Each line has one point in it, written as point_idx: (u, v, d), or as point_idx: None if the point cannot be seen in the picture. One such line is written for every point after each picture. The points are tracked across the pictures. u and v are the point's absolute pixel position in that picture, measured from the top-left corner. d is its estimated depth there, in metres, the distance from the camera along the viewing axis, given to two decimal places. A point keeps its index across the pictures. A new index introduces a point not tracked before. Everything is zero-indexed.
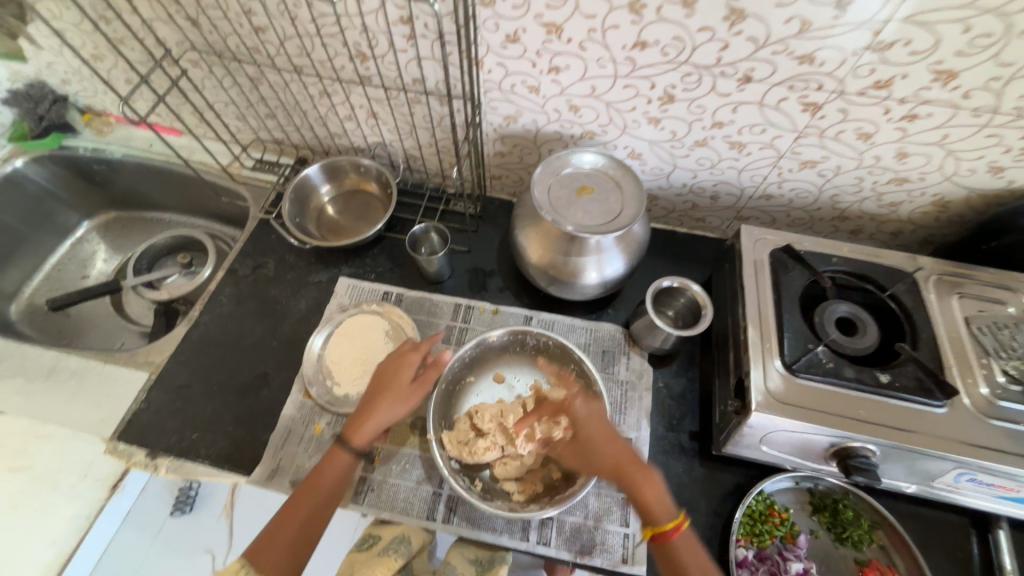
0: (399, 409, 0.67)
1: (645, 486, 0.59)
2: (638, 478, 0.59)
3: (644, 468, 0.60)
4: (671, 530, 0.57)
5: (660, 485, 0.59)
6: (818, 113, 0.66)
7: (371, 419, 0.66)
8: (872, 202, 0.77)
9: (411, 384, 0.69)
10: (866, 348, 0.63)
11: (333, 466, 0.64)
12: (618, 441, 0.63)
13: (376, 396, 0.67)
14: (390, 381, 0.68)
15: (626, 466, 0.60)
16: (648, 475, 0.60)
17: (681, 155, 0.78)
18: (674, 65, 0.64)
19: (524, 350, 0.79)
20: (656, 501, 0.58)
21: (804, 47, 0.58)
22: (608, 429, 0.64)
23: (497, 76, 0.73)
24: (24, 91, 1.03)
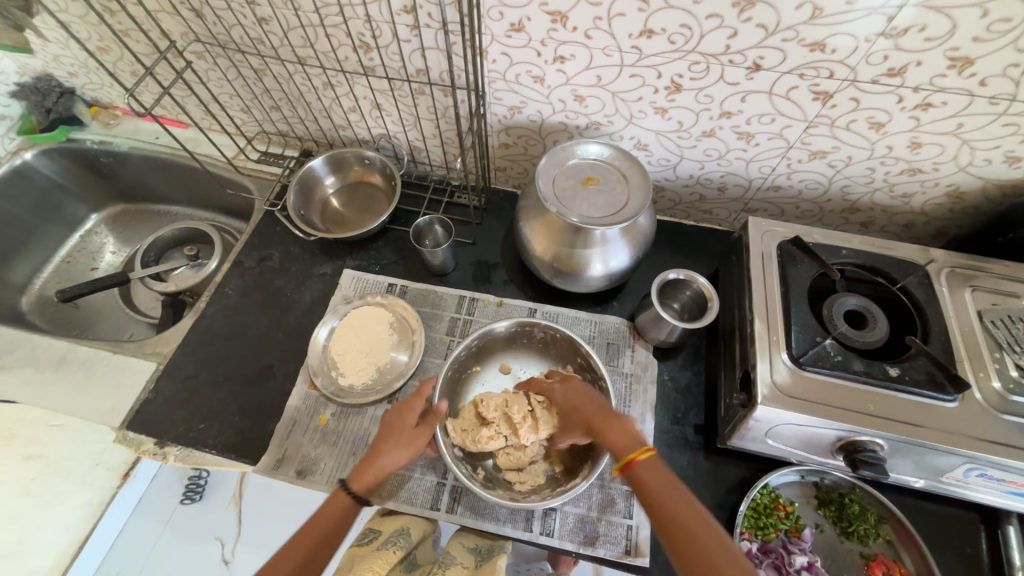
0: (406, 455, 0.62)
1: (609, 426, 0.58)
2: (606, 424, 0.58)
3: (611, 413, 0.59)
4: (640, 457, 0.53)
5: (627, 424, 0.57)
6: (829, 102, 0.64)
7: (377, 465, 0.60)
8: (884, 193, 0.76)
9: (412, 432, 0.64)
10: (876, 342, 0.63)
11: (335, 507, 0.58)
12: (590, 397, 0.63)
13: (383, 443, 0.62)
14: (397, 427, 0.64)
15: (593, 420, 0.59)
16: (611, 416, 0.59)
17: (688, 146, 0.77)
18: (681, 54, 0.63)
19: (532, 342, 0.79)
20: (623, 439, 0.56)
21: (815, 34, 0.57)
22: (584, 390, 0.65)
23: (501, 66, 0.72)
24: (31, 84, 1.06)
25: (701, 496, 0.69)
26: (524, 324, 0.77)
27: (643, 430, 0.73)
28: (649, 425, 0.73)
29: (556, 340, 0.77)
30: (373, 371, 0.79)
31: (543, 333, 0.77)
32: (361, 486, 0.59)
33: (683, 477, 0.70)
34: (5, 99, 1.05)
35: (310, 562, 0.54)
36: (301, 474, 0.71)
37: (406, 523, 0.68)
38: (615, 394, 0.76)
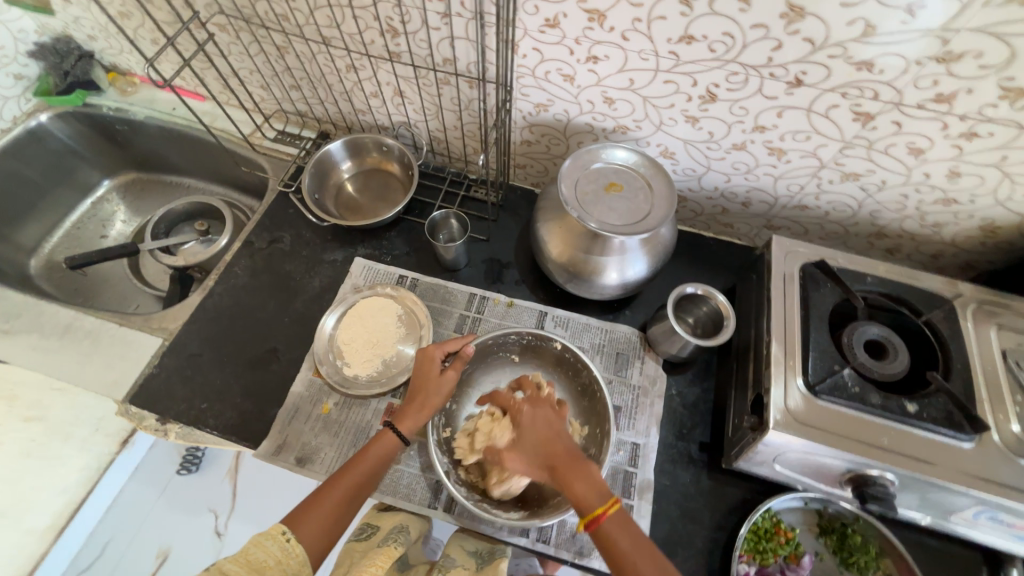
0: (440, 397, 0.67)
1: (573, 470, 0.55)
2: (567, 466, 0.56)
3: (577, 460, 0.57)
4: (607, 510, 0.52)
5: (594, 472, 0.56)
6: (869, 124, 0.62)
7: (424, 411, 0.66)
8: (914, 221, 0.74)
9: (442, 377, 0.68)
10: (895, 374, 0.61)
11: (375, 449, 0.63)
12: (560, 436, 0.60)
13: (420, 390, 0.67)
14: (429, 375, 0.68)
15: (560, 462, 0.57)
16: (573, 459, 0.57)
17: (716, 157, 0.75)
18: (721, 63, 0.61)
19: (572, 371, 0.76)
20: (587, 485, 0.54)
21: (865, 52, 0.55)
22: (555, 427, 0.61)
23: (531, 62, 0.70)
24: (51, 45, 1.03)
25: (701, 514, 0.68)
26: (571, 354, 0.74)
27: (647, 444, 0.72)
28: (654, 440, 0.73)
29: (592, 390, 0.73)
30: (379, 363, 0.78)
31: (586, 378, 0.73)
32: (407, 426, 0.65)
33: (684, 494, 0.70)
34: (24, 59, 1.03)
35: (348, 504, 0.59)
36: (300, 462, 0.71)
37: (404, 521, 0.67)
38: (621, 405, 0.75)
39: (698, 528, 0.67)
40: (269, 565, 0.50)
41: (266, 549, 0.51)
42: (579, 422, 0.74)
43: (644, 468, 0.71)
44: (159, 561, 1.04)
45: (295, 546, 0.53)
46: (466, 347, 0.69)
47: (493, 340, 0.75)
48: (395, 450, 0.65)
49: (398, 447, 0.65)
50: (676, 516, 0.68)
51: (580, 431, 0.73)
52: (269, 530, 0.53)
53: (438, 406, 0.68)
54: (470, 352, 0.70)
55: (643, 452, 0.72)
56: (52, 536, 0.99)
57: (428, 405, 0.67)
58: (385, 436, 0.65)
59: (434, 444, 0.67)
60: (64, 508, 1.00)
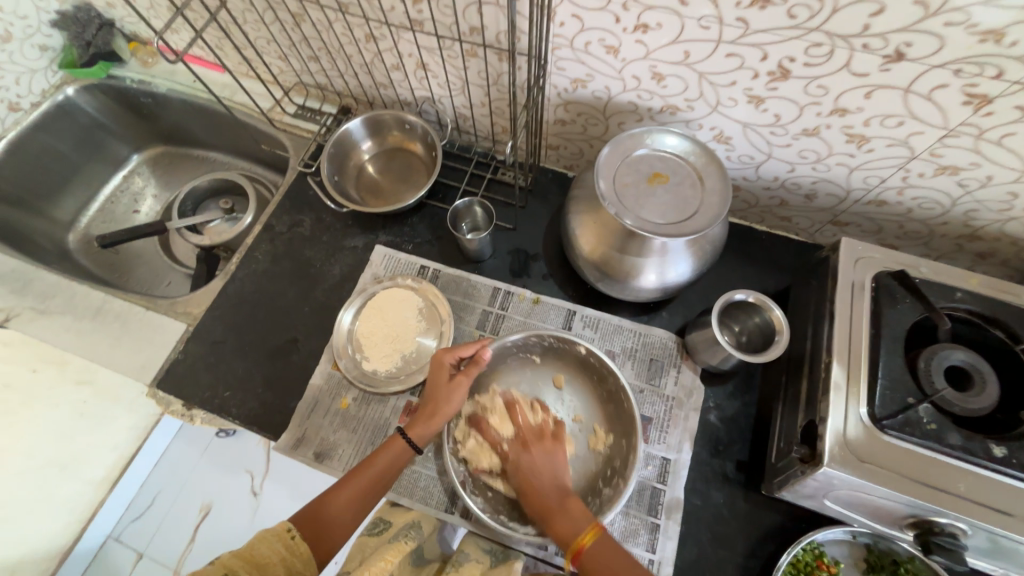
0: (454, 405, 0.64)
1: (556, 512, 0.58)
2: (552, 510, 0.59)
3: (562, 503, 0.59)
4: (585, 542, 0.55)
5: (578, 509, 0.58)
6: (984, 109, 0.50)
7: (435, 418, 0.63)
8: (1020, 224, 0.62)
9: (454, 383, 0.65)
10: (981, 410, 0.53)
11: (385, 454, 0.61)
12: (549, 478, 0.62)
13: (433, 395, 0.64)
14: (440, 380, 0.65)
15: (546, 506, 0.59)
16: (556, 502, 0.59)
17: (781, 144, 0.65)
18: (800, 32, 0.50)
19: (597, 376, 0.70)
20: (569, 524, 0.57)
21: (995, 18, 0.43)
22: (543, 466, 0.63)
23: (570, 31, 0.61)
24: (72, 14, 1.01)
25: (733, 539, 0.64)
26: (596, 359, 0.69)
27: (678, 460, 0.67)
28: (686, 456, 0.67)
29: (617, 396, 0.68)
30: (398, 358, 0.75)
31: (612, 383, 0.68)
32: (417, 433, 0.63)
33: (716, 516, 0.65)
34: (48, 29, 1.01)
35: (356, 506, 0.57)
36: (319, 457, 0.70)
37: (417, 517, 0.65)
38: (651, 417, 0.70)
39: (730, 553, 0.63)
40: (272, 561, 0.49)
41: (270, 545, 0.50)
42: (603, 429, 0.70)
43: (674, 486, 0.66)
44: (202, 514, 1.10)
45: (300, 544, 0.51)
46: (482, 353, 0.65)
47: (511, 342, 0.70)
48: (405, 457, 0.63)
49: (410, 455, 0.63)
50: (706, 539, 0.64)
51: (604, 439, 0.69)
52: (275, 526, 0.52)
53: (451, 413, 0.65)
54: (485, 357, 0.66)
55: (674, 468, 0.67)
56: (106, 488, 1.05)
57: (438, 413, 0.64)
58: (395, 441, 0.62)
59: (449, 453, 0.65)
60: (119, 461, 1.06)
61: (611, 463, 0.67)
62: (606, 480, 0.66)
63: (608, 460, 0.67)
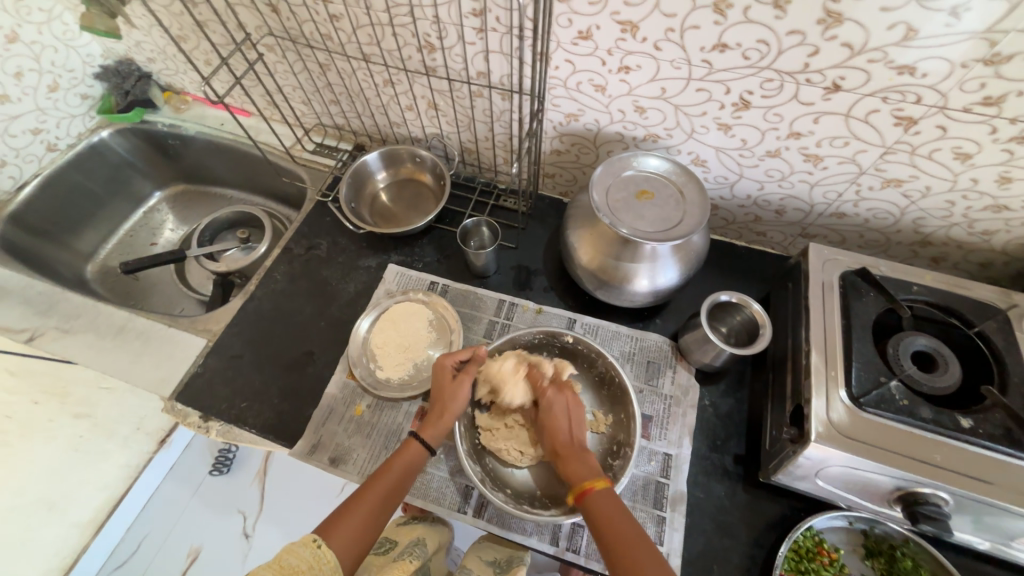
0: (460, 404, 0.68)
1: (571, 457, 0.62)
2: (569, 452, 0.62)
3: (579, 453, 0.62)
4: (596, 486, 0.57)
5: (589, 459, 0.61)
6: (912, 128, 0.60)
7: (444, 418, 0.67)
8: (962, 229, 0.71)
9: (459, 382, 0.68)
10: (946, 388, 0.58)
11: (402, 459, 0.64)
12: (571, 425, 0.65)
13: (438, 396, 0.68)
14: (444, 381, 0.69)
15: (561, 449, 0.63)
16: (579, 448, 0.62)
17: (749, 165, 0.74)
18: (754, 70, 0.61)
19: (587, 364, 0.76)
20: (584, 470, 0.60)
21: (906, 56, 0.54)
22: (569, 413, 0.66)
23: (564, 73, 0.72)
24: (114, 67, 1.12)
25: (736, 529, 0.66)
26: (586, 347, 0.75)
27: (679, 455, 0.71)
28: (687, 451, 0.71)
29: (611, 378, 0.73)
30: (410, 366, 0.79)
31: (602, 367, 0.74)
32: (430, 434, 0.66)
33: (719, 506, 0.68)
34: (90, 80, 1.11)
35: (379, 512, 0.60)
36: (333, 462, 0.72)
37: (422, 534, 0.73)
38: (652, 414, 0.74)
39: (734, 543, 0.65)
40: (301, 570, 0.50)
41: (298, 554, 0.52)
42: (602, 413, 0.74)
43: (677, 479, 0.69)
44: (190, 560, 1.08)
45: (326, 553, 0.53)
46: (479, 352, 0.70)
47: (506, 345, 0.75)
48: (421, 459, 0.66)
49: (425, 456, 0.66)
50: (710, 529, 0.66)
51: (604, 422, 0.73)
52: (302, 537, 0.54)
53: (459, 412, 0.68)
54: (483, 355, 0.70)
55: (676, 463, 0.70)
56: (92, 530, 1.02)
57: (447, 412, 0.67)
58: (410, 445, 0.66)
59: (462, 451, 0.66)
60: (106, 502, 1.02)
61: (616, 439, 0.70)
62: (614, 455, 0.69)
63: (612, 438, 0.71)
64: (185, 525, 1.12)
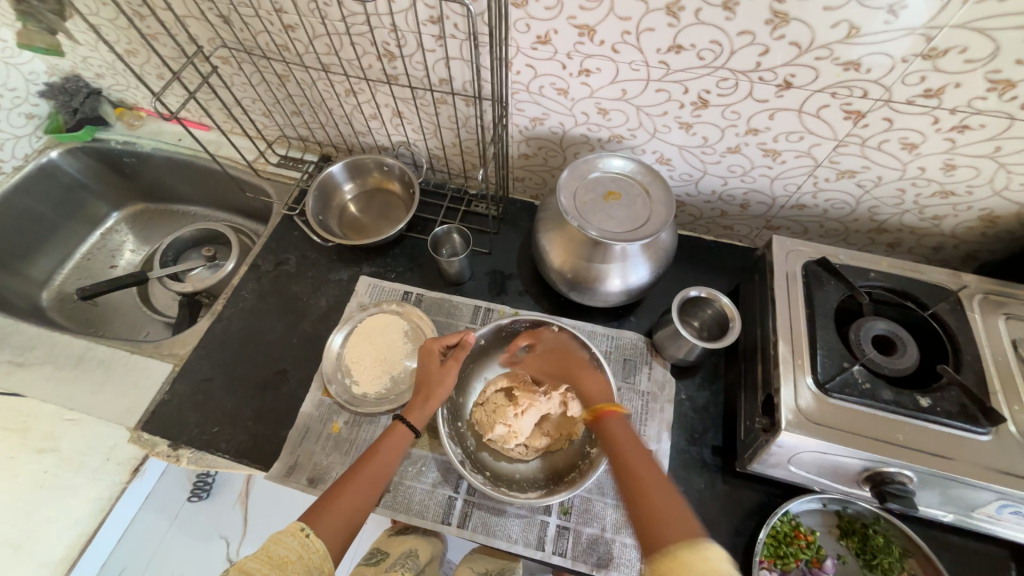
0: (445, 389, 0.69)
1: (586, 375, 0.67)
2: (580, 376, 0.68)
3: (591, 370, 0.68)
4: (609, 412, 0.61)
5: (602, 378, 0.67)
6: (861, 121, 0.63)
7: (429, 402, 0.68)
8: (913, 215, 0.74)
9: (446, 368, 0.70)
10: (905, 369, 0.61)
11: (387, 443, 0.65)
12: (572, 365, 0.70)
13: (425, 380, 0.69)
14: (432, 367, 0.70)
15: (576, 368, 0.69)
16: (587, 376, 0.67)
17: (712, 161, 0.76)
18: (710, 70, 0.62)
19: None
20: (597, 395, 0.65)
21: (851, 53, 0.55)
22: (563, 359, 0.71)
23: (525, 78, 0.72)
24: (60, 85, 1.07)
25: (717, 520, 0.67)
26: (569, 335, 0.75)
27: (659, 450, 0.72)
28: (666, 446, 0.72)
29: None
30: (387, 379, 0.78)
31: None
32: (416, 417, 0.68)
33: (700, 499, 0.69)
34: (35, 99, 1.06)
35: (365, 495, 0.61)
36: (312, 483, 0.70)
37: (413, 545, 0.71)
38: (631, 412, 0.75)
39: (716, 534, 0.67)
40: (290, 560, 0.50)
41: (286, 544, 0.51)
42: None
43: None
44: None
45: (314, 540, 0.53)
46: (467, 337, 0.71)
47: (493, 332, 0.77)
48: (407, 441, 0.67)
49: (410, 437, 0.67)
50: None
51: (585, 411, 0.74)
52: (289, 527, 0.53)
53: (445, 396, 0.70)
54: (471, 341, 0.71)
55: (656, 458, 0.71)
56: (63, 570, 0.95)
57: (433, 396, 0.69)
58: (397, 429, 0.67)
59: (445, 433, 0.68)
60: (79, 538, 0.97)
61: (594, 426, 0.71)
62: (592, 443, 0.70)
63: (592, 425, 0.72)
64: (163, 557, 1.08)
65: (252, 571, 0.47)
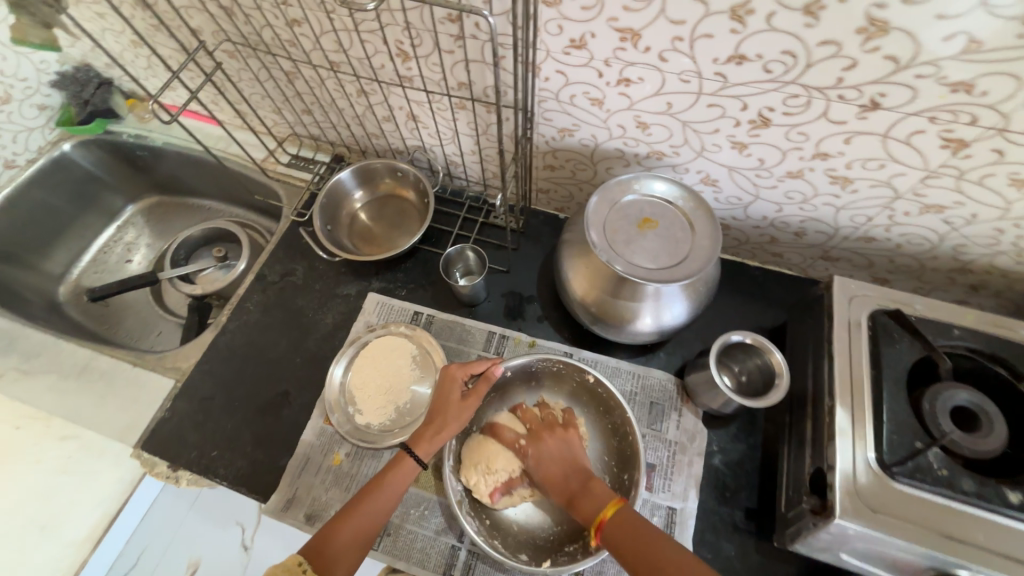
0: (459, 426, 0.63)
1: (579, 493, 0.58)
2: (574, 488, 0.59)
3: (583, 481, 0.59)
4: (607, 517, 0.54)
5: (596, 485, 0.58)
6: (962, 152, 0.51)
7: (441, 434, 0.62)
8: (1009, 258, 0.62)
9: (465, 401, 0.64)
10: (992, 453, 0.51)
11: (393, 475, 0.60)
12: (567, 465, 0.61)
13: (438, 411, 0.64)
14: (450, 399, 0.64)
15: (569, 480, 0.60)
16: (581, 479, 0.59)
17: (767, 186, 0.66)
18: (777, 85, 0.52)
19: (603, 407, 0.70)
20: (592, 504, 0.56)
21: (963, 71, 0.44)
22: (557, 454, 0.62)
23: (555, 85, 0.63)
24: (72, 75, 1.04)
25: None
26: (605, 389, 0.68)
27: (685, 509, 0.65)
28: (693, 505, 0.65)
29: (622, 429, 0.67)
30: (392, 411, 0.73)
31: (618, 416, 0.67)
32: (424, 449, 0.62)
33: (729, 568, 0.62)
34: (47, 89, 1.03)
35: (366, 530, 0.56)
36: (310, 520, 0.67)
37: None
38: (655, 463, 0.68)
39: None
40: None
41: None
42: (609, 460, 0.68)
43: (682, 538, 0.63)
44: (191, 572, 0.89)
45: None
46: (493, 370, 0.65)
47: (523, 365, 0.70)
48: (412, 474, 0.61)
49: (416, 471, 0.61)
50: None
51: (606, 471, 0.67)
52: (285, 562, 0.50)
53: (456, 432, 0.64)
54: (497, 374, 0.65)
55: (681, 519, 0.64)
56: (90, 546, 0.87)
57: (445, 429, 0.63)
58: (404, 461, 0.61)
59: (450, 475, 0.63)
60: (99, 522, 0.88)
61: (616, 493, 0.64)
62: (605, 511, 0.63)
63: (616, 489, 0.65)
64: (176, 543, 0.91)
65: None
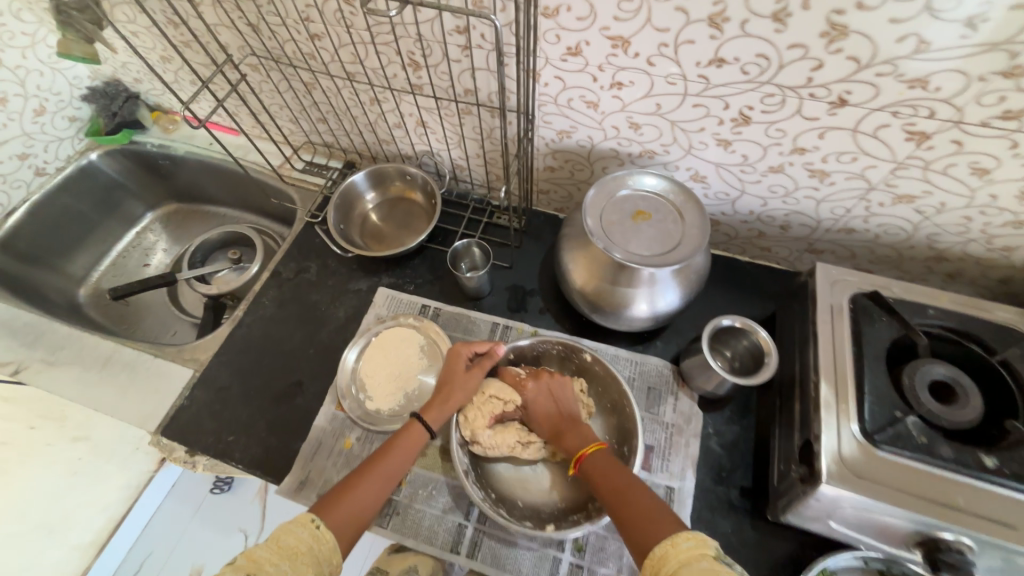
0: (466, 396, 0.67)
1: (567, 430, 0.64)
2: (566, 427, 0.65)
3: (572, 423, 0.65)
4: (589, 453, 0.60)
5: (584, 428, 0.64)
6: (925, 143, 0.56)
7: (448, 403, 0.66)
8: (979, 245, 0.67)
9: (468, 373, 0.69)
10: (967, 422, 0.54)
11: (401, 441, 0.63)
12: (559, 407, 0.67)
13: (448, 381, 0.68)
14: (456, 370, 0.68)
15: (561, 419, 0.66)
16: (571, 421, 0.65)
17: (752, 181, 0.71)
18: (754, 85, 0.57)
19: (602, 389, 0.73)
20: (579, 441, 0.63)
21: (917, 69, 0.50)
22: (554, 394, 0.68)
23: (553, 90, 0.69)
24: (102, 89, 1.11)
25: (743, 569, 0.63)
26: (604, 371, 0.71)
27: (682, 488, 0.67)
28: (690, 483, 0.68)
29: (621, 408, 0.70)
30: (401, 396, 0.77)
31: (617, 395, 0.70)
32: (434, 417, 0.65)
33: (726, 545, 0.64)
34: (78, 102, 1.10)
35: (375, 494, 0.59)
36: None
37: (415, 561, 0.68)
38: (653, 444, 0.71)
39: None
40: (299, 550, 0.48)
41: (296, 534, 0.50)
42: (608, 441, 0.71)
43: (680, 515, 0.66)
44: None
45: (325, 532, 0.51)
46: (497, 349, 0.70)
47: (527, 348, 0.74)
48: (420, 443, 0.64)
49: (425, 439, 0.65)
50: None
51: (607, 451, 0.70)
52: (299, 517, 0.51)
53: (462, 403, 0.67)
54: (500, 353, 0.70)
55: (679, 497, 0.67)
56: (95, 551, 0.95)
57: (453, 399, 0.66)
58: (413, 428, 0.64)
59: (458, 446, 0.65)
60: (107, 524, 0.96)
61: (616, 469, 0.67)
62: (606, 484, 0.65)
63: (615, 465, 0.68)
64: (183, 546, 1.01)
65: (261, 560, 0.45)
